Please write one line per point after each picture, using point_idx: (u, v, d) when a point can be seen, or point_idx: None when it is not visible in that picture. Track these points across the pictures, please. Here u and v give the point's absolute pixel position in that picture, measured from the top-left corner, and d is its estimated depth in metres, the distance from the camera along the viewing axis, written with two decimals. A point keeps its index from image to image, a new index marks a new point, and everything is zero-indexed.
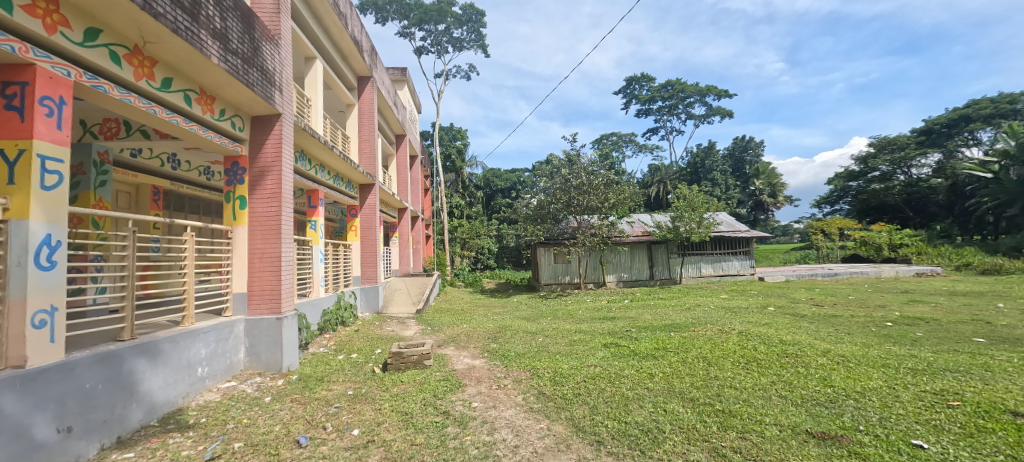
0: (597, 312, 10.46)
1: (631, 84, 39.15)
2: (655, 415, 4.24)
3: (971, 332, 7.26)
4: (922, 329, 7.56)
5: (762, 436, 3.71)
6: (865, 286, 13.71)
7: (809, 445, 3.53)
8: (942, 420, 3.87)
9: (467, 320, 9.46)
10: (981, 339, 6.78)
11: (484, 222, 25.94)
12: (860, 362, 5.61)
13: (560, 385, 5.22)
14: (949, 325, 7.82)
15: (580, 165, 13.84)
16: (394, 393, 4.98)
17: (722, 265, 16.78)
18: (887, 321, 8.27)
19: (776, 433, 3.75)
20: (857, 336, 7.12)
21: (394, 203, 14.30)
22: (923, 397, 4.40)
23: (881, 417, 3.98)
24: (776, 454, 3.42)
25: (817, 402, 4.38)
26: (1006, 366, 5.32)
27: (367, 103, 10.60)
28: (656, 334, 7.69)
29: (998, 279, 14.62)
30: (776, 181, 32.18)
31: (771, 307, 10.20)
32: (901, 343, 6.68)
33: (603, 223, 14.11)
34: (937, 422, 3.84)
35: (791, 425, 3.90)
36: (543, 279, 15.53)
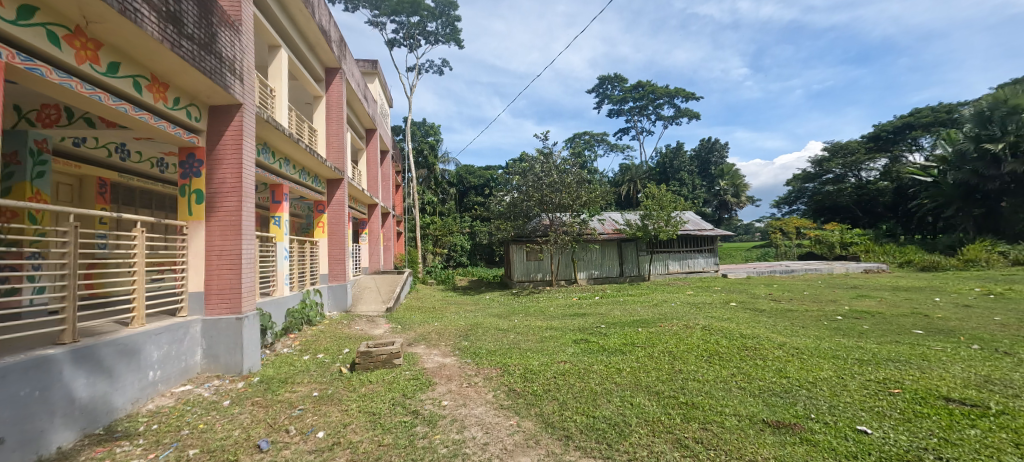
0: (568, 309, 10.57)
1: (603, 84, 39.60)
2: (622, 409, 4.32)
3: (911, 324, 7.76)
4: (870, 322, 8.01)
5: (722, 427, 3.84)
6: (818, 282, 14.43)
7: (765, 434, 3.68)
8: (884, 407, 4.11)
9: (438, 318, 9.37)
10: (920, 330, 7.26)
11: (457, 219, 25.76)
12: (812, 354, 5.91)
13: (530, 381, 5.24)
14: (892, 318, 8.34)
15: (553, 163, 13.93)
16: (361, 394, 4.87)
17: (688, 262, 17.29)
18: (838, 315, 8.73)
19: (736, 423, 3.90)
20: (810, 330, 7.49)
21: (364, 199, 13.97)
22: (869, 386, 4.67)
23: (831, 406, 4.19)
24: (734, 443, 3.54)
25: (773, 392, 4.57)
26: (941, 356, 5.71)
27: (335, 95, 10.28)
28: (624, 329, 7.83)
29: (935, 275, 15.72)
30: (739, 181, 33.42)
31: (733, 303, 10.59)
32: (849, 335, 7.08)
33: (575, 221, 14.27)
34: (881, 408, 4.08)
35: (749, 415, 4.05)
36: (516, 276, 15.56)
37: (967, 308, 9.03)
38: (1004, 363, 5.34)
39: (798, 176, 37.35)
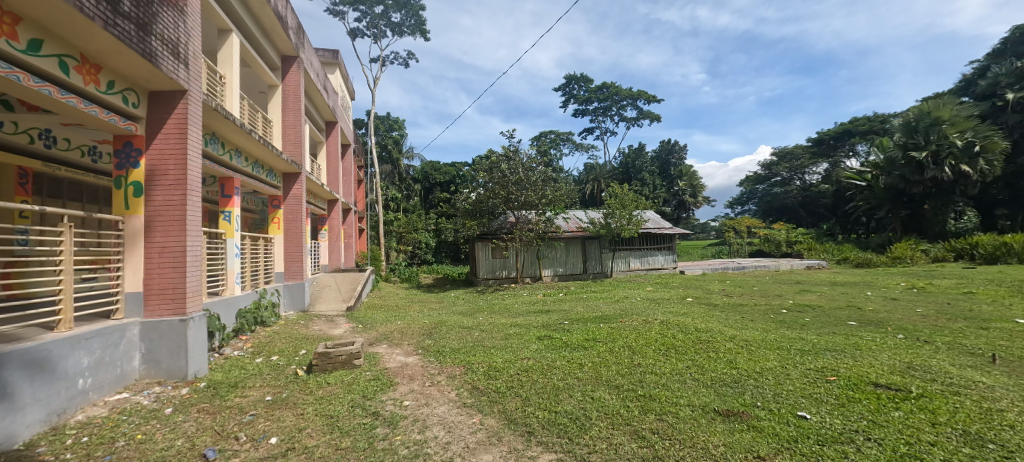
0: (533, 306, 10.61)
1: (569, 84, 40.08)
2: (583, 403, 4.37)
3: (847, 316, 8.34)
4: (812, 315, 8.53)
5: (677, 417, 3.96)
6: (767, 279, 15.21)
7: (716, 423, 3.83)
8: (821, 393, 4.38)
9: (401, 317, 9.18)
10: (854, 322, 7.81)
11: (422, 215, 25.36)
12: (760, 345, 6.21)
13: (493, 379, 5.22)
14: (830, 311, 8.94)
15: (519, 161, 13.95)
16: (318, 396, 4.68)
17: (649, 259, 17.80)
18: (783, 309, 9.26)
19: (689, 413, 4.03)
20: (758, 323, 7.90)
21: (324, 194, 13.47)
22: (809, 374, 4.97)
23: (775, 394, 4.42)
24: (688, 432, 3.66)
25: (724, 383, 4.77)
26: (871, 345, 6.17)
27: (292, 84, 9.81)
28: (587, 325, 7.96)
29: (868, 271, 16.99)
30: (697, 182, 34.65)
31: (690, 298, 10.98)
32: (793, 327, 7.52)
33: (540, 219, 14.35)
34: (818, 395, 4.35)
35: (701, 404, 4.21)
36: (481, 274, 15.49)
37: (895, 301, 9.82)
38: (923, 350, 5.85)
39: (750, 178, 39.42)
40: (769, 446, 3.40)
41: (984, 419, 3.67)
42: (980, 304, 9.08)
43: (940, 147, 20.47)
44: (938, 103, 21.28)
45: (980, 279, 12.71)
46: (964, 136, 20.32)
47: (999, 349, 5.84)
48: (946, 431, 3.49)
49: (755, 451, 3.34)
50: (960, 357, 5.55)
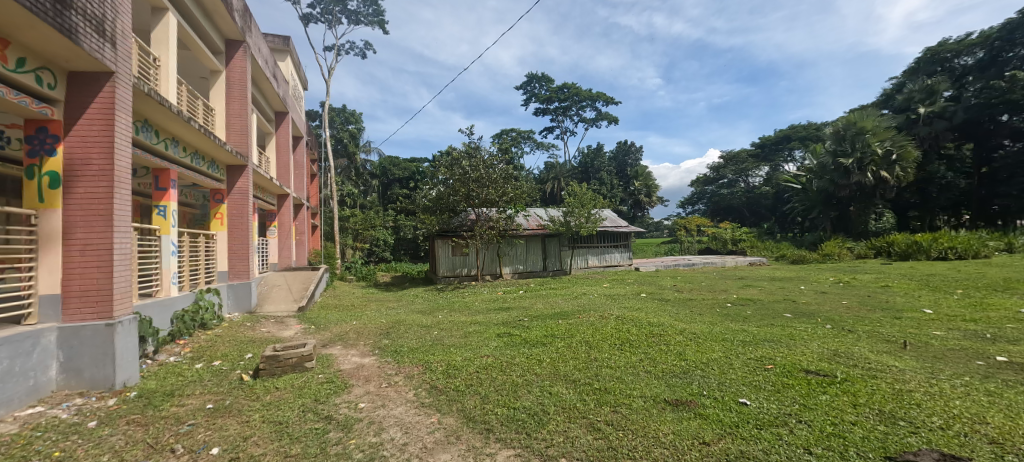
0: (492, 303, 10.60)
1: (531, 82, 40.32)
2: (541, 398, 4.40)
3: (784, 309, 8.93)
4: (754, 308, 9.06)
5: (630, 408, 4.07)
6: (714, 274, 16.02)
7: (665, 412, 3.97)
8: (760, 381, 4.64)
9: (357, 317, 8.87)
10: (790, 314, 8.37)
11: (379, 211, 24.69)
12: (707, 338, 6.51)
13: (452, 377, 5.14)
14: (769, 303, 9.54)
15: (479, 158, 13.80)
16: (265, 402, 4.42)
17: (606, 257, 18.23)
18: (727, 302, 9.79)
19: (642, 404, 4.15)
20: (705, 316, 8.29)
21: (272, 188, 12.77)
22: (749, 364, 5.25)
23: (719, 382, 4.63)
24: (640, 422, 3.77)
25: (674, 374, 4.95)
26: (803, 335, 6.63)
27: (237, 71, 9.22)
28: (546, 322, 8.04)
29: (803, 267, 18.27)
30: (652, 183, 35.89)
31: (644, 294, 11.35)
32: (736, 320, 7.95)
33: (501, 216, 14.34)
34: (757, 382, 4.60)
35: (653, 395, 4.35)
36: (441, 271, 15.28)
37: (825, 294, 10.62)
38: (847, 338, 6.37)
39: (700, 180, 41.32)
40: (714, 432, 3.56)
41: (896, 399, 4.03)
42: (897, 296, 10.02)
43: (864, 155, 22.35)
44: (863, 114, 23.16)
45: (898, 274, 13.99)
46: (884, 145, 22.31)
47: (910, 336, 6.45)
48: (865, 412, 3.80)
49: (701, 437, 3.48)
50: (877, 344, 6.07)
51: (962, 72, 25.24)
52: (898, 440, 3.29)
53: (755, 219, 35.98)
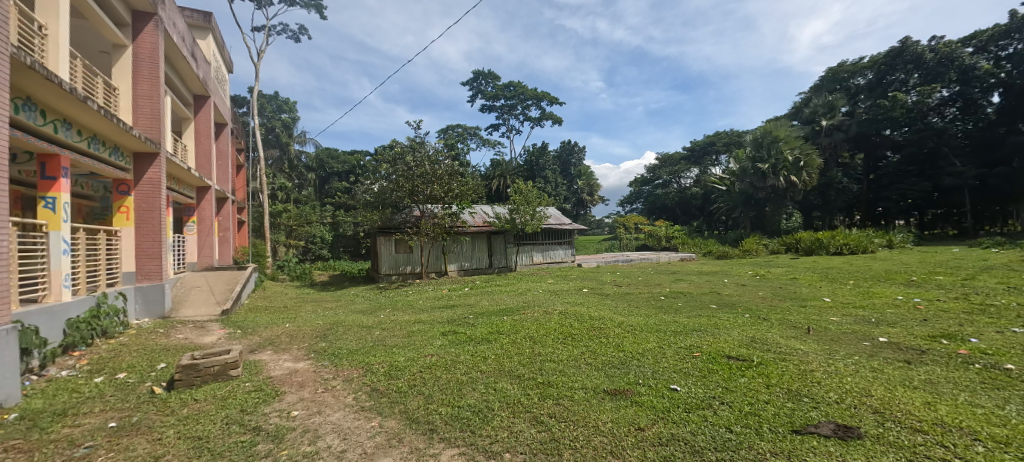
0: (437, 301, 10.41)
1: (477, 79, 40.07)
2: (486, 395, 4.34)
3: (712, 300, 9.59)
4: (684, 301, 9.63)
5: (571, 400, 4.12)
6: (650, 269, 16.85)
7: (605, 401, 4.07)
8: (688, 368, 4.90)
9: (290, 319, 8.30)
10: (715, 305, 9.00)
11: (316, 207, 23.38)
12: (642, 329, 6.79)
13: (394, 379, 4.94)
14: (698, 296, 10.19)
15: (424, 153, 13.42)
16: (181, 416, 3.98)
17: (550, 253, 18.54)
18: (662, 295, 10.34)
19: (583, 395, 4.23)
20: (641, 309, 8.70)
21: (191, 180, 11.61)
22: (679, 352, 5.54)
23: (653, 371, 4.83)
24: (581, 413, 3.84)
25: (613, 365, 5.10)
26: (726, 324, 7.13)
27: (147, 47, 8.25)
28: (491, 318, 8.01)
29: (727, 262, 19.75)
30: (594, 182, 37.04)
31: (586, 289, 11.70)
32: (668, 311, 8.43)
33: (447, 213, 14.05)
34: (686, 369, 4.86)
35: (593, 386, 4.44)
36: (383, 269, 14.72)
37: (745, 286, 11.56)
38: (762, 326, 6.95)
39: (638, 180, 43.36)
40: (648, 418, 3.70)
41: (801, 378, 4.43)
42: (803, 286, 11.14)
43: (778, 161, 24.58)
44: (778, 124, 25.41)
45: (805, 267, 15.56)
46: (795, 152, 24.66)
47: (813, 321, 7.17)
48: (776, 391, 4.13)
49: (636, 423, 3.61)
50: (787, 330, 6.67)
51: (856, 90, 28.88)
52: (803, 415, 3.63)
53: (686, 218, 38.38)
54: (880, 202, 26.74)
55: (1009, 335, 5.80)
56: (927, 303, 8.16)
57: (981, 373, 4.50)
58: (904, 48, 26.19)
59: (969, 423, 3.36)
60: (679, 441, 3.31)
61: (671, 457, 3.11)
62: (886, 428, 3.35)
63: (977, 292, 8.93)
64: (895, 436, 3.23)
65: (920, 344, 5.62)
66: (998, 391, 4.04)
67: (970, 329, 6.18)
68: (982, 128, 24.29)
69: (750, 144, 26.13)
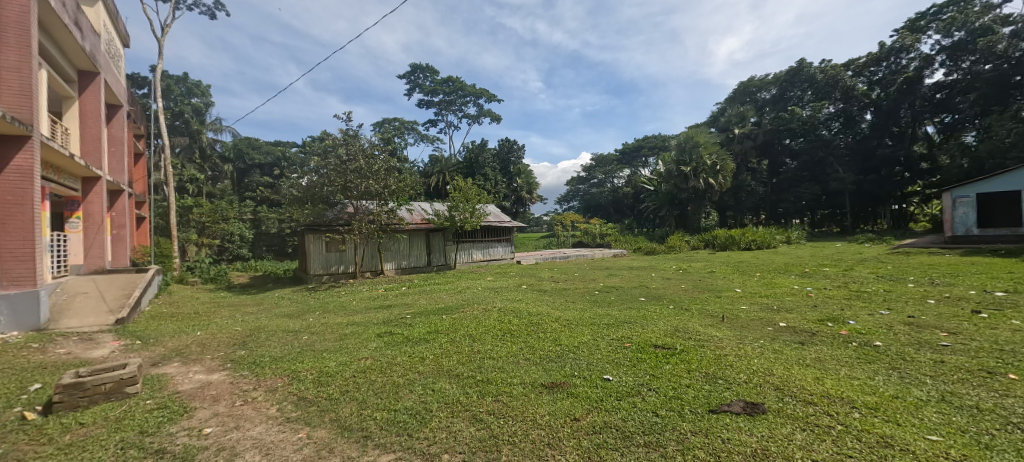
0: (372, 301, 9.96)
1: (414, 72, 38.98)
2: (424, 397, 4.17)
3: (641, 293, 10.07)
4: (617, 295, 10.05)
5: (510, 396, 4.08)
6: (585, 265, 17.41)
7: (543, 395, 4.08)
8: (619, 358, 5.07)
9: (203, 326, 7.48)
10: (644, 298, 9.49)
11: (234, 201, 21.44)
12: (578, 323, 6.95)
13: (324, 386, 4.60)
14: (629, 290, 10.66)
15: (358, 146, 12.73)
16: (62, 445, 3.40)
17: (489, 251, 18.48)
18: (596, 290, 10.70)
19: (521, 390, 4.20)
20: (577, 303, 8.94)
21: (74, 168, 10.06)
22: (612, 343, 5.73)
23: (588, 363, 4.93)
24: (520, 408, 3.81)
25: (550, 359, 5.14)
26: (653, 315, 7.50)
27: (15, 11, 7.02)
28: (429, 318, 7.79)
29: (655, 257, 20.94)
30: (532, 181, 37.43)
31: (525, 285, 11.82)
32: (602, 305, 8.75)
33: (383, 210, 13.41)
34: (618, 359, 5.03)
35: (531, 381, 4.44)
36: (313, 269, 13.82)
37: (671, 280, 12.29)
38: (684, 316, 7.40)
39: (574, 179, 44.68)
40: (583, 408, 3.76)
41: (717, 362, 4.75)
42: (720, 279, 12.07)
43: (699, 164, 26.46)
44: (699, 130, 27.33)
45: (720, 261, 16.92)
46: (713, 157, 26.71)
47: (726, 310, 7.78)
48: (695, 375, 4.39)
49: (572, 414, 3.65)
50: (705, 319, 7.17)
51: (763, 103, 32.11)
52: (718, 395, 3.88)
53: (619, 216, 40.27)
54: (781, 203, 29.72)
55: (878, 316, 6.70)
56: (817, 291, 9.20)
57: (857, 349, 5.11)
58: (801, 68, 29.60)
59: (849, 393, 3.80)
60: (611, 428, 3.40)
61: (604, 445, 3.17)
62: (784, 402, 3.69)
63: (856, 280, 10.23)
64: (792, 409, 3.56)
65: (811, 327, 6.29)
66: (870, 364, 4.60)
67: (849, 312, 7.05)
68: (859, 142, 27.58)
69: (675, 148, 27.88)
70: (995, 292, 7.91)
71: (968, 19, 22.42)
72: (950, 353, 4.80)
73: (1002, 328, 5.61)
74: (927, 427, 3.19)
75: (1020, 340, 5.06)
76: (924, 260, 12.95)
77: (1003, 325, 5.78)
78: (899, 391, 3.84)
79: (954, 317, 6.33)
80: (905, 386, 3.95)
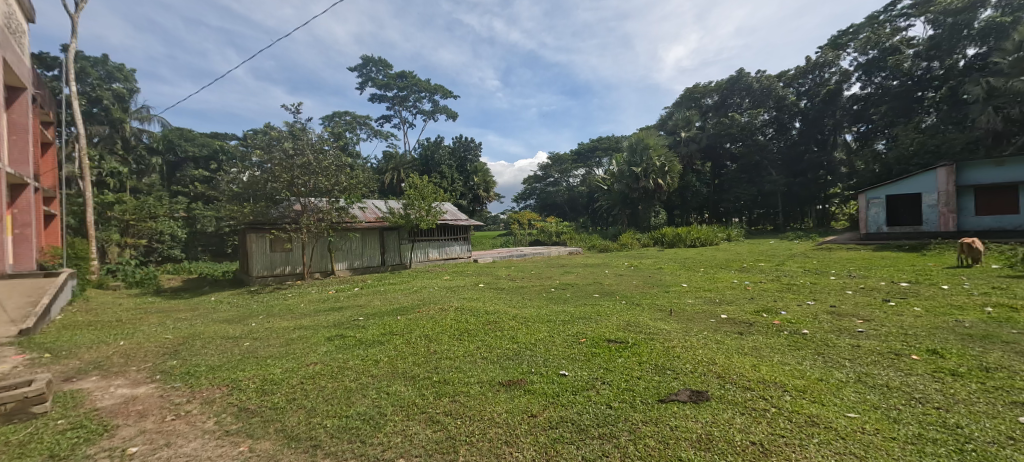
0: (322, 304, 9.48)
1: (366, 65, 37.74)
2: (377, 401, 3.99)
3: (595, 290, 10.28)
4: (572, 291, 10.19)
5: (468, 395, 3.99)
6: (541, 263, 17.53)
7: (500, 393, 4.00)
8: (574, 353, 5.11)
9: (127, 335, 6.79)
10: (598, 294, 9.68)
11: (164, 197, 19.76)
12: (535, 320, 6.96)
13: (269, 394, 4.29)
14: (583, 286, 10.86)
15: (306, 141, 12.12)
16: None
17: (446, 250, 18.20)
18: (552, 287, 10.80)
19: (479, 390, 4.11)
20: (534, 300, 8.98)
21: None
22: (567, 339, 5.77)
23: (544, 359, 4.93)
24: (477, 407, 3.72)
25: (507, 357, 5.10)
26: (607, 310, 7.66)
27: None
28: (383, 319, 7.51)
29: (608, 255, 21.47)
30: (490, 180, 36.71)
31: (482, 284, 11.72)
32: (558, 302, 8.84)
33: (333, 208, 12.84)
34: (573, 354, 5.06)
35: (488, 379, 4.36)
36: (255, 270, 13.02)
37: (623, 276, 12.65)
38: (635, 310, 7.62)
39: (530, 178, 45.02)
40: (540, 404, 3.73)
41: (666, 354, 4.89)
42: (668, 275, 12.58)
43: (650, 165, 27.46)
44: (649, 132, 28.36)
45: (668, 257, 17.65)
46: (662, 159, 27.82)
47: (674, 304, 8.12)
48: (646, 367, 4.49)
49: (529, 411, 3.61)
50: (655, 313, 7.42)
51: (707, 108, 33.93)
52: (667, 385, 3.98)
53: (574, 215, 41.11)
54: (722, 203, 31.49)
55: (805, 306, 7.24)
56: (754, 284, 9.79)
57: (788, 337, 5.46)
58: (740, 77, 31.26)
59: (781, 378, 4.03)
60: (567, 422, 3.40)
61: (560, 439, 3.16)
62: (726, 389, 3.85)
63: (786, 274, 11.01)
64: (732, 395, 3.72)
65: (748, 317, 6.66)
66: (798, 350, 4.92)
67: (781, 303, 7.56)
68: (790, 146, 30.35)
69: (627, 149, 28.73)
70: (902, 282, 8.76)
71: (879, 39, 24.74)
72: (865, 338, 5.24)
73: (906, 314, 6.21)
74: (847, 405, 3.44)
75: (920, 325, 5.62)
76: (844, 254, 14.21)
77: (907, 311, 6.42)
78: (823, 374, 4.12)
79: (868, 305, 6.95)
80: (828, 369, 4.25)
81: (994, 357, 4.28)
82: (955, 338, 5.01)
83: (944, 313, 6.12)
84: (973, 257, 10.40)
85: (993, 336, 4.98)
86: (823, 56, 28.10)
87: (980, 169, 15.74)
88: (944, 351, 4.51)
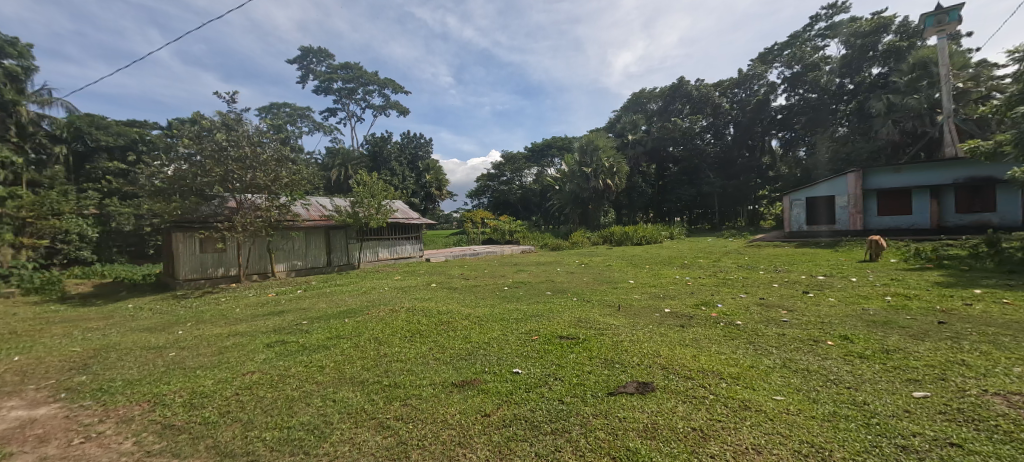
0: (261, 308, 8.83)
1: (307, 56, 35.86)
2: (323, 409, 3.73)
3: (547, 287, 10.37)
4: (525, 290, 10.20)
5: (420, 398, 3.83)
6: (495, 262, 17.44)
7: (453, 394, 3.88)
8: (526, 351, 5.07)
9: (23, 350, 5.95)
10: (550, 291, 9.73)
11: (70, 191, 17.63)
12: (488, 319, 6.87)
13: (198, 409, 3.88)
14: (536, 284, 10.93)
15: (242, 132, 11.30)
16: None
17: (396, 249, 17.62)
18: (505, 286, 10.77)
19: (431, 391, 3.97)
20: (487, 299, 8.90)
21: None
22: (520, 337, 5.73)
23: (497, 358, 4.86)
24: (430, 409, 3.58)
25: (460, 356, 4.98)
26: (559, 307, 7.78)
27: None
28: (329, 322, 7.10)
29: (561, 253, 21.74)
30: (442, 177, 36.38)
31: (434, 283, 11.46)
32: (511, 300, 8.85)
33: (273, 204, 12.02)
34: (524, 352, 5.03)
35: (441, 380, 4.22)
36: (182, 273, 11.89)
37: (572, 274, 12.89)
38: (586, 307, 7.75)
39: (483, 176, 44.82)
40: (493, 403, 3.65)
41: (614, 348, 4.98)
42: (616, 271, 12.94)
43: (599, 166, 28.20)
44: (599, 133, 29.15)
45: (616, 255, 18.19)
46: (611, 160, 28.68)
47: (621, 299, 8.38)
48: (596, 362, 4.53)
49: (483, 410, 3.51)
50: (604, 308, 7.60)
51: (651, 113, 35.47)
52: (615, 379, 4.04)
53: (526, 213, 41.42)
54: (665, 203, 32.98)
55: (737, 299, 7.71)
56: (694, 280, 10.27)
57: (724, 328, 5.75)
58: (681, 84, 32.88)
59: (718, 367, 4.21)
60: (520, 420, 3.34)
61: (514, 437, 3.10)
62: (669, 379, 3.96)
63: (722, 269, 11.67)
64: (676, 385, 3.83)
65: (689, 311, 6.97)
66: (733, 340, 5.19)
67: (718, 297, 7.98)
68: (726, 150, 32.33)
69: (577, 150, 29.25)
70: (820, 275, 9.56)
71: (803, 55, 26.97)
72: (789, 327, 5.62)
73: (824, 303, 6.79)
74: (774, 389, 3.65)
75: (834, 313, 6.13)
76: (773, 251, 15.33)
77: (824, 301, 7.01)
78: (754, 361, 4.35)
79: (791, 297, 7.53)
80: (759, 357, 4.50)
81: (893, 341, 4.73)
82: (862, 324, 5.51)
83: (854, 302, 6.75)
84: (875, 253, 11.54)
85: (891, 321, 5.52)
86: (753, 69, 30.27)
87: (883, 175, 17.33)
88: (853, 336, 4.93)
